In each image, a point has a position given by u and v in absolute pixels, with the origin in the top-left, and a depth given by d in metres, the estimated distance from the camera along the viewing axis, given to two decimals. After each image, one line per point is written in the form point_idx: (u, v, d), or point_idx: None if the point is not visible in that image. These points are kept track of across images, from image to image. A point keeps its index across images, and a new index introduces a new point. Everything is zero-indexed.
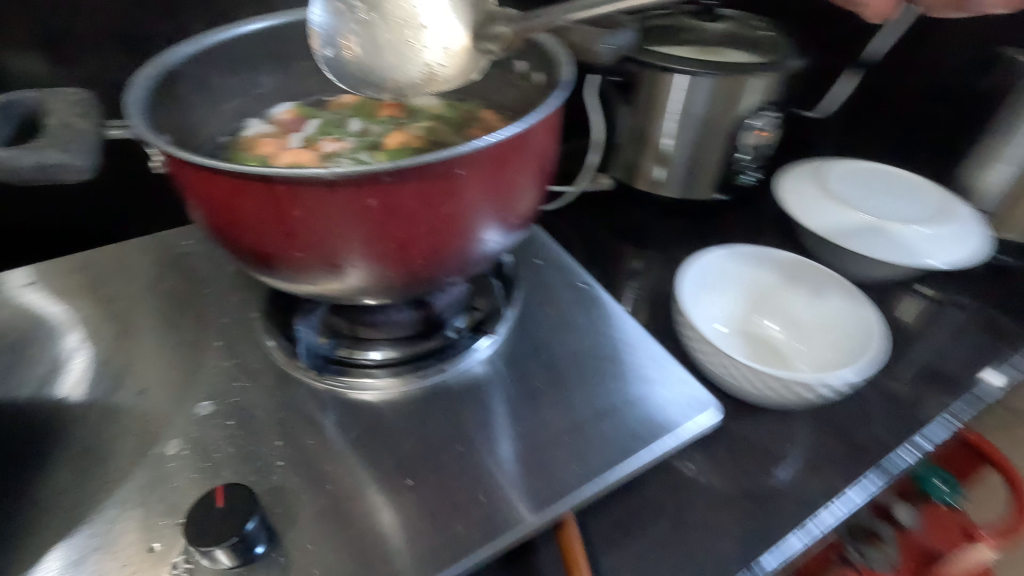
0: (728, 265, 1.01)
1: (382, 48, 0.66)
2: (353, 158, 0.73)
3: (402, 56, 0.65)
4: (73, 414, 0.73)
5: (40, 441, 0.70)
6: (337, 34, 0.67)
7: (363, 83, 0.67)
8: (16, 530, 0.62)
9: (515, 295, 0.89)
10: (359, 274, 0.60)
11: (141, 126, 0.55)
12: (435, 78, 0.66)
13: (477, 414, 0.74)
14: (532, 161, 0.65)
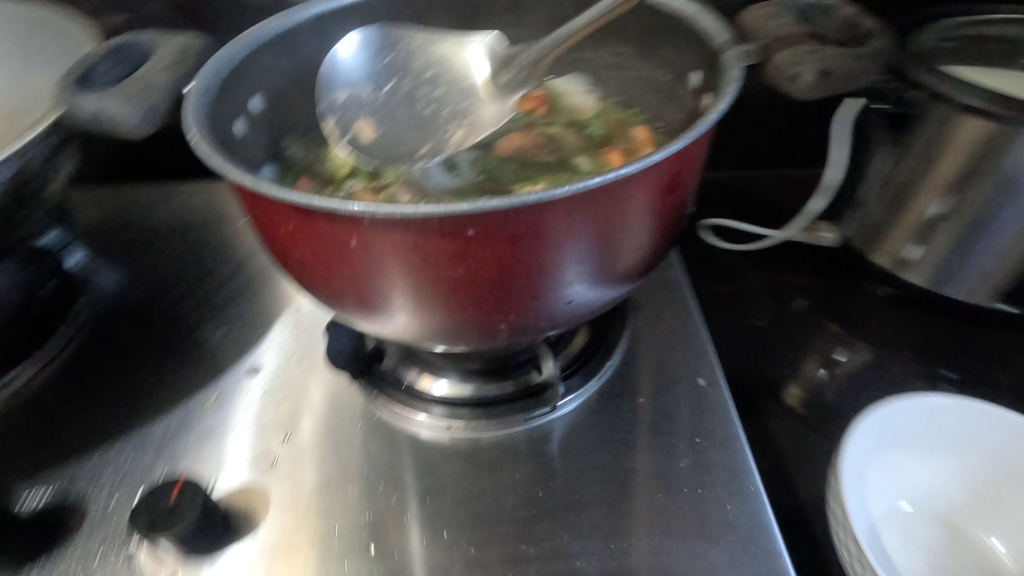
0: (947, 421, 0.66)
1: (397, 122, 0.63)
2: (450, 160, 0.62)
3: (423, 126, 0.63)
4: (156, 329, 0.78)
5: (120, 346, 0.75)
6: (347, 107, 0.63)
7: (389, 155, 0.61)
8: (58, 425, 0.67)
9: (606, 362, 0.70)
10: (397, 322, 0.47)
11: (204, 83, 0.49)
12: (462, 136, 0.62)
13: (494, 498, 0.60)
14: (646, 210, 0.45)
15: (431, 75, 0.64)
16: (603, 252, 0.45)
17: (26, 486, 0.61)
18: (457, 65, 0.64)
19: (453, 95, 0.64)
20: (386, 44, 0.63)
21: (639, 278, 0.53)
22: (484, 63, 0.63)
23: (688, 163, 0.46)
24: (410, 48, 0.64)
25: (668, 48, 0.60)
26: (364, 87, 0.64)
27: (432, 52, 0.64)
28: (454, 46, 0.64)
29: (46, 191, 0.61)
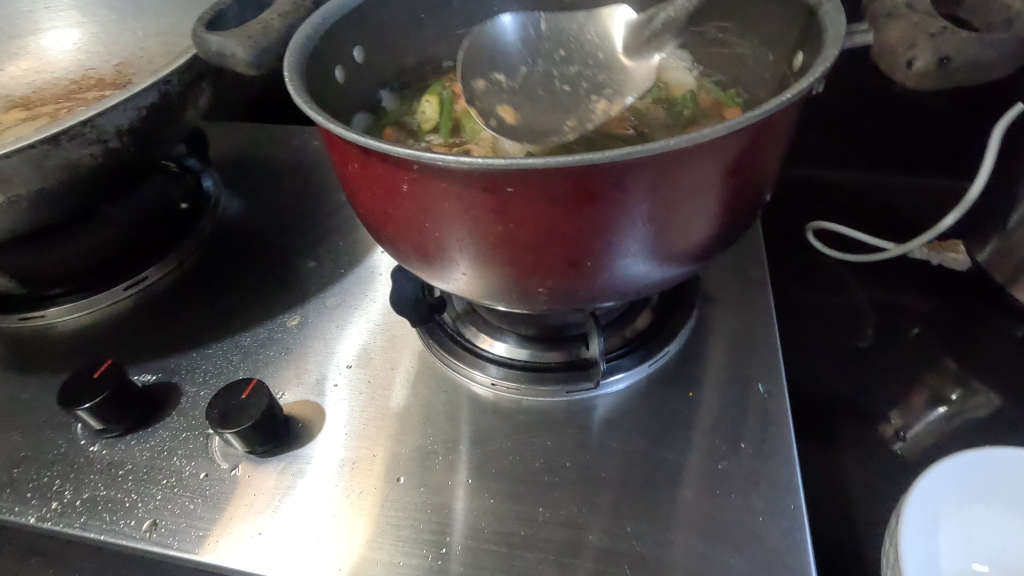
0: None
1: (538, 103, 0.70)
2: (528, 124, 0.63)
3: (571, 98, 0.71)
4: (258, 254, 0.87)
5: (229, 264, 0.86)
6: (484, 96, 0.67)
7: (537, 132, 0.65)
8: (169, 324, 0.78)
9: (663, 350, 0.68)
10: (451, 272, 0.48)
11: (309, 30, 0.53)
12: (613, 101, 0.69)
13: (523, 460, 0.61)
14: (707, 192, 0.42)
15: (564, 47, 0.72)
16: (660, 226, 0.43)
17: (138, 368, 0.72)
18: (595, 34, 0.71)
19: (590, 63, 0.71)
20: (523, 32, 0.71)
21: (702, 258, 0.50)
22: (620, 31, 0.70)
23: (764, 136, 0.42)
24: (540, 28, 0.71)
25: (772, 26, 0.57)
26: (512, 70, 0.71)
27: (564, 26, 0.71)
28: (585, 20, 0.71)
29: (183, 118, 0.70)
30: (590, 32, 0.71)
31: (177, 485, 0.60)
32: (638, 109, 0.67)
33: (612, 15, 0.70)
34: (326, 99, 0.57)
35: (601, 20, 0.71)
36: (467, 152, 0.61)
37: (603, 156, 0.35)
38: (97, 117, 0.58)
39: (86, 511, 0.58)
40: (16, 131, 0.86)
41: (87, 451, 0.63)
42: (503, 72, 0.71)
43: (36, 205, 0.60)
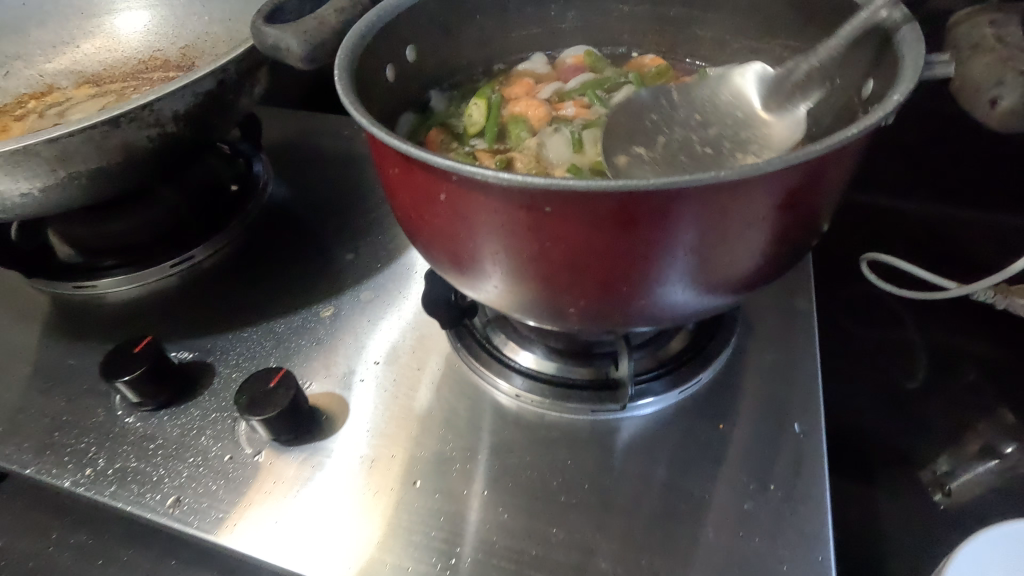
0: None
1: (691, 165, 0.55)
2: (572, 133, 0.63)
3: (720, 157, 0.57)
4: (299, 241, 0.88)
5: (270, 250, 0.88)
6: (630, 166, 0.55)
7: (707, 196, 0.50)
8: (208, 304, 0.80)
9: (695, 379, 0.65)
10: (484, 283, 0.48)
11: (363, 28, 0.53)
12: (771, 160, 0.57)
13: (541, 477, 0.60)
14: (758, 225, 0.40)
15: (699, 112, 0.63)
16: (703, 257, 0.41)
17: (175, 346, 0.74)
18: (728, 95, 0.64)
19: (730, 123, 0.62)
20: (649, 106, 0.63)
21: (745, 290, 0.48)
22: (752, 88, 0.63)
23: (824, 170, 0.39)
24: (672, 97, 0.64)
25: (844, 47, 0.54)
26: (650, 140, 0.59)
27: (695, 94, 0.64)
28: (716, 85, 0.64)
29: (238, 106, 0.71)
30: (724, 94, 0.64)
31: (202, 464, 0.61)
32: None
33: (748, 75, 0.63)
34: (374, 97, 0.57)
35: (735, 82, 0.64)
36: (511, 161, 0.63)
37: (648, 184, 0.33)
38: (156, 101, 0.59)
39: (116, 480, 0.60)
40: (84, 107, 0.90)
41: (123, 421, 0.66)
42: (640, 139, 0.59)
43: (94, 182, 0.62)
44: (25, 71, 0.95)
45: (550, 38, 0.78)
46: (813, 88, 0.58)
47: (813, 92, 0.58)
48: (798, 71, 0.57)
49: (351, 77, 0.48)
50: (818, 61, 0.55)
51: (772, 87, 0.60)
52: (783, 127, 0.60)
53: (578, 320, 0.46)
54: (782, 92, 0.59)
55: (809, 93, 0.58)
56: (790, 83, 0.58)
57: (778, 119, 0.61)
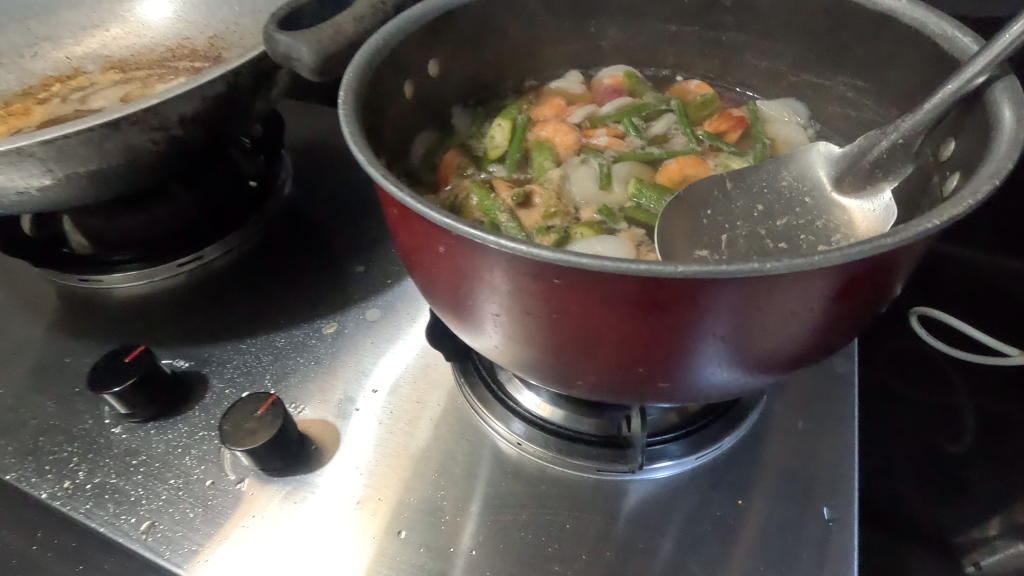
0: None
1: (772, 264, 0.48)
2: (601, 166, 0.64)
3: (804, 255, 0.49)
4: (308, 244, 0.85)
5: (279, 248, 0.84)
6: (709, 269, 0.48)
7: None
8: (210, 307, 0.77)
9: (716, 443, 0.59)
10: (485, 340, 0.43)
11: (379, 44, 0.49)
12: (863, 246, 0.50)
13: (534, 540, 0.55)
14: (801, 315, 0.35)
15: (760, 201, 0.54)
16: (735, 344, 0.36)
17: (171, 354, 0.72)
18: (792, 178, 0.56)
19: (799, 211, 0.53)
20: (700, 202, 0.54)
21: (780, 373, 0.43)
22: (821, 169, 0.55)
23: (887, 259, 0.34)
24: (726, 186, 0.55)
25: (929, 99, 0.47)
26: (711, 238, 0.51)
27: (753, 178, 0.56)
28: (773, 169, 0.57)
29: (253, 110, 0.68)
30: (786, 177, 0.56)
31: (181, 488, 0.59)
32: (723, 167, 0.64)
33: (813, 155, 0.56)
34: (389, 116, 0.53)
35: (801, 162, 0.56)
36: (530, 194, 0.61)
37: (675, 270, 0.29)
38: (160, 105, 0.57)
39: (93, 497, 0.59)
40: (106, 94, 0.88)
41: (109, 432, 0.63)
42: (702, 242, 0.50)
43: (95, 184, 0.60)
44: (53, 52, 0.93)
45: (589, 53, 0.73)
46: (899, 166, 0.48)
47: (901, 172, 0.49)
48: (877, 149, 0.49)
49: (357, 100, 0.44)
50: (901, 136, 0.46)
51: (847, 165, 0.52)
52: (868, 213, 0.52)
53: (586, 392, 0.41)
54: (859, 173, 0.51)
55: (894, 174, 0.49)
56: (868, 162, 0.50)
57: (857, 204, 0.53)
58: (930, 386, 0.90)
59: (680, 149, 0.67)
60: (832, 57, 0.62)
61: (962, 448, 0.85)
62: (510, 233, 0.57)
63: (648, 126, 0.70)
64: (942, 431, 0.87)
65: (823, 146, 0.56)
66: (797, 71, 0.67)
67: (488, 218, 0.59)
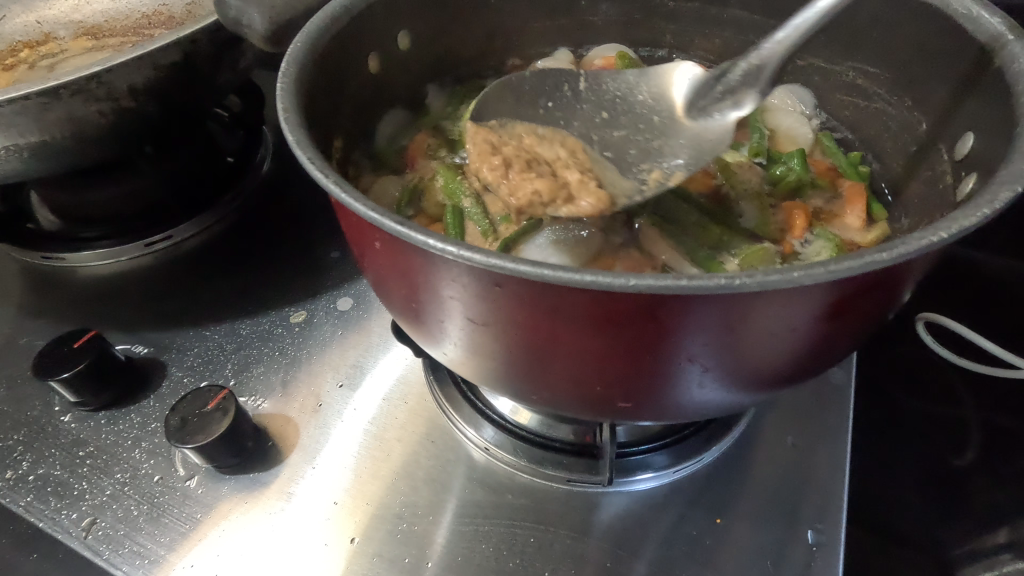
0: None
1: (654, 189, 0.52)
2: None
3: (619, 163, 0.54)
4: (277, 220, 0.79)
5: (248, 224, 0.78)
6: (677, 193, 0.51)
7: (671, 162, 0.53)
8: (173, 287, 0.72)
9: (697, 458, 0.55)
10: (437, 348, 0.39)
11: (337, 10, 0.45)
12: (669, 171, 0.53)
13: (495, 554, 0.52)
14: (785, 336, 0.31)
15: (606, 108, 0.56)
16: (706, 365, 0.32)
17: (128, 339, 0.67)
18: (652, 94, 0.57)
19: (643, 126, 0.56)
20: (545, 92, 0.56)
21: (764, 395, 0.38)
22: (683, 88, 0.56)
23: (885, 275, 0.29)
24: (577, 85, 0.56)
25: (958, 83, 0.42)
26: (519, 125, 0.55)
27: (609, 87, 0.57)
28: (634, 80, 0.57)
29: (221, 84, 0.65)
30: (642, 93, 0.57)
31: (128, 483, 0.56)
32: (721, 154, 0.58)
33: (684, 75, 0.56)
34: (348, 89, 0.49)
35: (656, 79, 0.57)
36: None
37: (626, 284, 0.25)
38: (104, 73, 0.53)
39: (34, 490, 0.56)
40: (77, 62, 0.82)
41: (58, 420, 0.60)
42: (546, 141, 0.54)
43: (40, 157, 0.57)
44: (25, 16, 0.89)
45: (581, 29, 0.68)
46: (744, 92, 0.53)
47: (751, 101, 0.52)
48: (739, 71, 0.52)
49: (302, 73, 0.40)
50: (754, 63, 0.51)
51: (711, 85, 0.54)
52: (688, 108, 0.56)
53: (547, 406, 0.37)
54: (708, 97, 0.55)
55: (744, 101, 0.53)
56: (728, 87, 0.53)
57: (703, 120, 0.55)
58: (935, 395, 0.85)
59: None
60: (845, 40, 0.57)
61: (964, 461, 0.80)
62: (473, 219, 0.54)
63: None
64: (945, 443, 0.82)
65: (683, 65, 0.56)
66: (804, 54, 0.62)
67: (452, 203, 0.55)
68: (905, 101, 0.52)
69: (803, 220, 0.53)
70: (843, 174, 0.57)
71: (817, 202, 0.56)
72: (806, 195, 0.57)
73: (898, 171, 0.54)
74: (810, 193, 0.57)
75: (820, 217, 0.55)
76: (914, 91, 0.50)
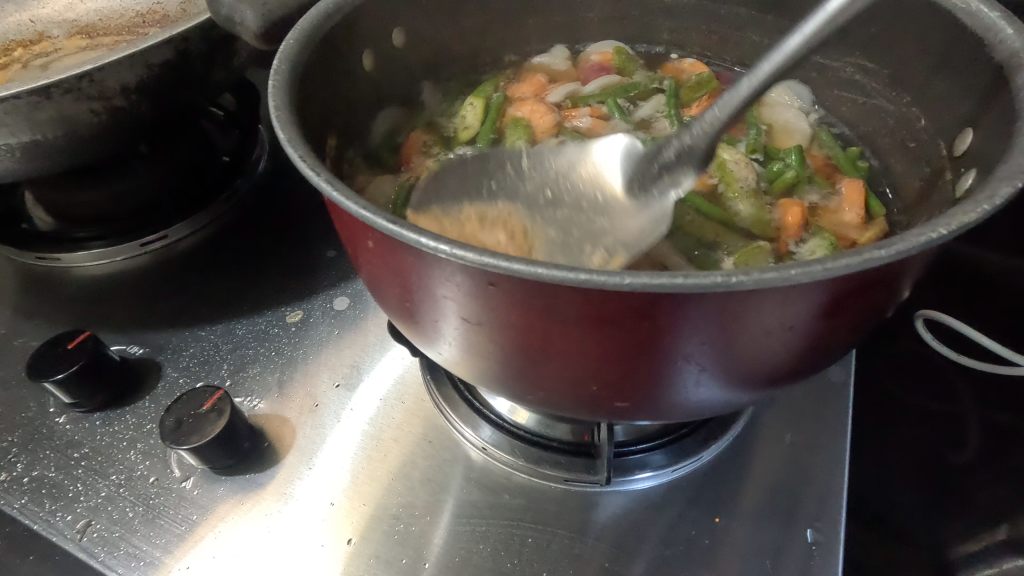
0: None
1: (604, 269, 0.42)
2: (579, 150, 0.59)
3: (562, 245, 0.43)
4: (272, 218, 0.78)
5: (244, 222, 0.78)
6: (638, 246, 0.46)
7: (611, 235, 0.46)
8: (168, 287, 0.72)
9: (694, 458, 0.55)
10: (433, 349, 0.39)
11: (330, 6, 0.45)
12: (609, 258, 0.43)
13: (492, 554, 0.52)
14: (783, 334, 0.30)
15: (550, 186, 0.49)
16: (703, 364, 0.31)
17: (124, 339, 0.67)
18: (588, 173, 0.52)
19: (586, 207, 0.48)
20: (485, 174, 0.50)
21: (763, 393, 0.38)
22: (613, 166, 0.52)
23: (883, 272, 0.29)
24: (521, 163, 0.52)
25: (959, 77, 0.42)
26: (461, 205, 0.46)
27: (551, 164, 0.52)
28: (574, 158, 0.53)
29: (215, 83, 0.64)
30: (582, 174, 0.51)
31: (123, 485, 0.56)
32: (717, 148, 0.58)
33: (610, 152, 0.52)
34: (341, 87, 0.48)
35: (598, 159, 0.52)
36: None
37: (620, 282, 0.24)
38: (95, 72, 0.52)
39: (29, 492, 0.56)
40: (70, 61, 0.82)
41: (53, 421, 0.60)
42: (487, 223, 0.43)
43: (32, 157, 0.56)
44: (18, 15, 0.89)
45: (578, 25, 0.68)
46: (685, 173, 0.48)
47: (682, 183, 0.49)
48: (666, 152, 0.48)
49: (294, 70, 0.40)
50: (692, 138, 0.47)
51: (639, 165, 0.50)
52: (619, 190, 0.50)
53: (545, 406, 0.37)
54: (646, 173, 0.49)
55: (677, 181, 0.49)
56: (659, 165, 0.49)
57: (635, 206, 0.49)
58: (934, 392, 0.85)
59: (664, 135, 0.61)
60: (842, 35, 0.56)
61: (965, 457, 0.80)
62: None
63: (634, 107, 0.65)
64: (945, 440, 0.82)
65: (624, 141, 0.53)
66: (801, 50, 0.61)
67: None
68: (903, 97, 0.52)
69: (798, 217, 0.52)
70: (839, 169, 0.57)
71: (813, 198, 0.55)
72: (801, 192, 0.56)
73: (896, 168, 0.53)
74: (807, 188, 0.56)
75: (816, 214, 0.54)
76: (912, 87, 0.50)
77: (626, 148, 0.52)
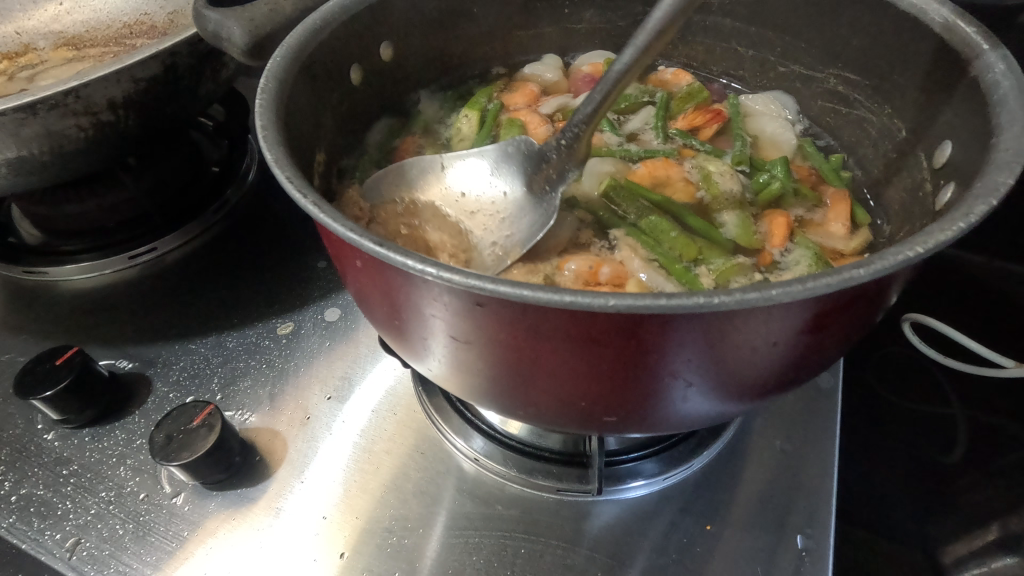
0: None
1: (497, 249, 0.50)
2: None
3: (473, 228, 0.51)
4: (260, 227, 0.78)
5: (233, 232, 0.77)
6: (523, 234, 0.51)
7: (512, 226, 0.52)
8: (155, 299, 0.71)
9: (683, 468, 0.55)
10: (423, 366, 0.39)
11: (317, 22, 0.45)
12: (510, 251, 0.50)
13: (485, 566, 0.52)
14: (768, 351, 0.31)
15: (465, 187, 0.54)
16: (690, 380, 0.32)
17: (112, 354, 0.66)
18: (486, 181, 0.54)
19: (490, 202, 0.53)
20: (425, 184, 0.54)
21: (751, 406, 0.39)
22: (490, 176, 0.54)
23: (865, 288, 0.29)
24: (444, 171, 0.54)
25: (941, 89, 0.43)
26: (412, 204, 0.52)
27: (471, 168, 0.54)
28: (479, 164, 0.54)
29: (205, 96, 0.64)
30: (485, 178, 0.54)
31: (113, 502, 0.55)
32: (704, 159, 0.58)
33: (494, 154, 0.54)
34: (327, 100, 0.48)
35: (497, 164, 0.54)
36: None
37: (604, 304, 0.25)
38: (82, 87, 0.52)
39: (17, 511, 0.55)
40: (55, 72, 0.81)
41: (41, 438, 0.60)
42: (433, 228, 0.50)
43: (20, 172, 0.56)
44: (3, 28, 0.89)
45: (565, 34, 0.68)
46: (569, 169, 0.52)
47: (569, 177, 0.52)
48: (550, 151, 0.51)
49: (281, 87, 0.40)
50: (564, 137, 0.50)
51: (529, 167, 0.53)
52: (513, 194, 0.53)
53: (535, 420, 0.37)
54: (534, 169, 0.52)
55: (564, 177, 0.52)
56: (546, 163, 0.52)
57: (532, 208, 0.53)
58: (922, 394, 0.86)
59: (653, 148, 0.61)
60: (826, 46, 0.57)
61: (952, 460, 0.81)
62: None
63: (624, 120, 0.65)
64: (933, 442, 0.83)
65: (517, 143, 0.53)
66: (784, 61, 0.62)
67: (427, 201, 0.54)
68: (885, 108, 0.52)
69: (783, 227, 0.53)
70: (824, 179, 0.58)
71: (798, 210, 0.56)
72: (787, 202, 0.56)
73: (879, 178, 0.54)
74: (792, 202, 0.56)
75: (802, 226, 0.55)
76: (893, 98, 0.51)
77: (516, 153, 0.53)
